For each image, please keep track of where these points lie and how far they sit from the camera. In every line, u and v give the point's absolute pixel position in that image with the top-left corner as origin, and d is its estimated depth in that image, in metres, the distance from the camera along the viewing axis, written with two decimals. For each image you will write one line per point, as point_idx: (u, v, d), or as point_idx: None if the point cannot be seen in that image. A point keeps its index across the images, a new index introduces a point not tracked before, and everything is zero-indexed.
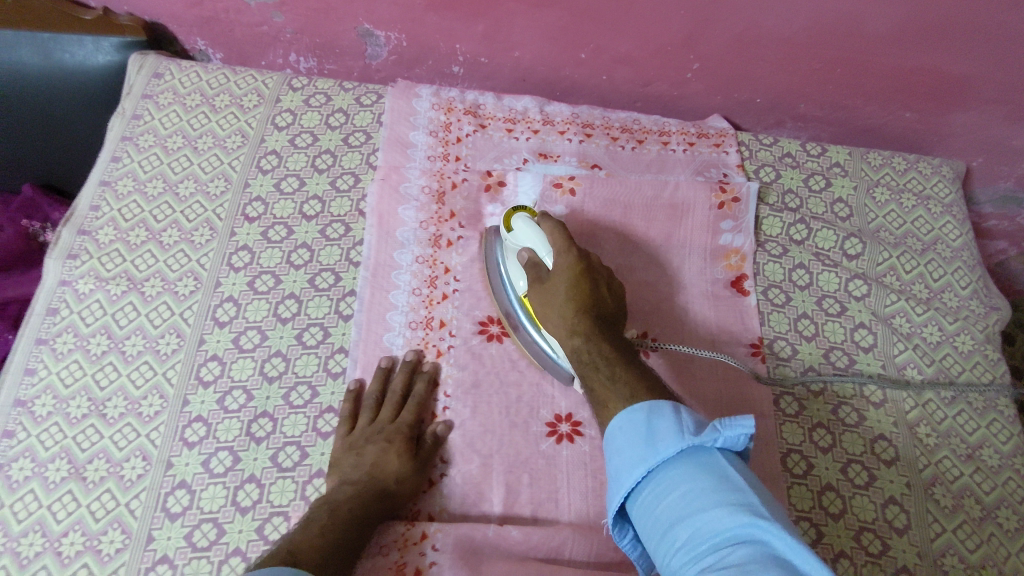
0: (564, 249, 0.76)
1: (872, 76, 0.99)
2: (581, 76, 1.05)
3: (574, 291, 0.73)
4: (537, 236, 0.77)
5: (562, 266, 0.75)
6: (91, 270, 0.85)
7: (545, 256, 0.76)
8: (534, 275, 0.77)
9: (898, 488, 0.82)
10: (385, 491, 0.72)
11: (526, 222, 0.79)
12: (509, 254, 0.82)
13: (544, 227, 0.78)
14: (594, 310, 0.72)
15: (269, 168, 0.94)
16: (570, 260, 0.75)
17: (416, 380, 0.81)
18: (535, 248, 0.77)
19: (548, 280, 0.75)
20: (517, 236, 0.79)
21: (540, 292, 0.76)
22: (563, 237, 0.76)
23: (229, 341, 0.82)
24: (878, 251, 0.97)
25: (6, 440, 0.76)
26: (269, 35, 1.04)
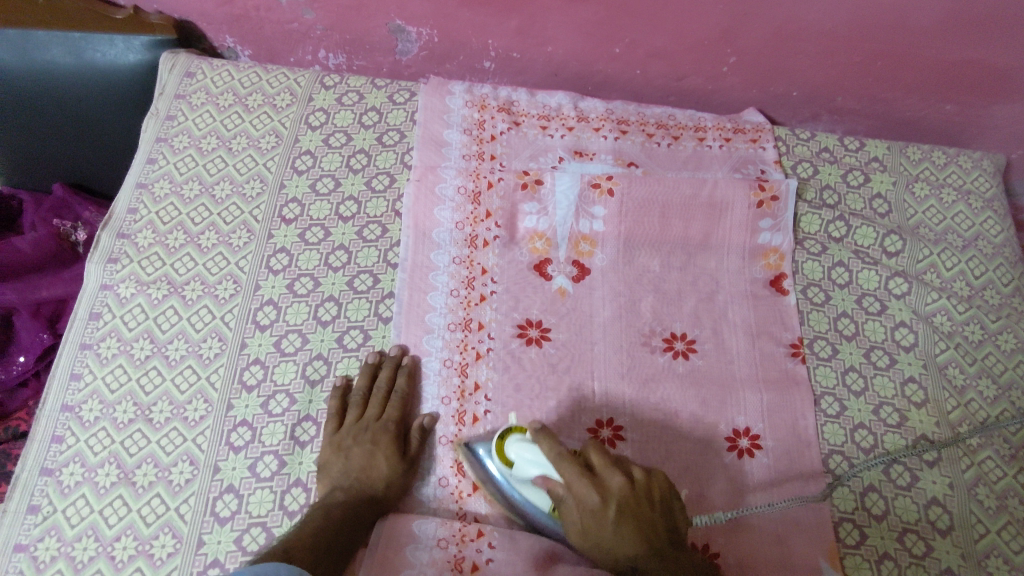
0: (586, 485, 0.63)
1: (913, 69, 0.97)
2: (615, 70, 1.04)
3: (621, 528, 0.62)
4: (543, 467, 0.67)
5: (589, 506, 0.63)
6: (132, 274, 0.86)
7: (560, 491, 0.65)
8: (563, 523, 0.67)
9: (941, 489, 0.81)
10: (374, 494, 0.73)
11: (526, 451, 0.69)
12: (517, 484, 0.71)
13: (541, 447, 0.67)
14: (643, 532, 0.62)
15: (304, 168, 0.95)
16: (595, 493, 0.63)
17: (399, 375, 0.80)
18: (546, 476, 0.67)
19: (583, 528, 0.64)
20: (521, 467, 0.69)
21: (576, 525, 0.65)
22: (569, 463, 0.65)
23: (271, 345, 0.82)
24: (919, 248, 0.96)
25: (56, 446, 0.77)
26: (298, 32, 1.03)
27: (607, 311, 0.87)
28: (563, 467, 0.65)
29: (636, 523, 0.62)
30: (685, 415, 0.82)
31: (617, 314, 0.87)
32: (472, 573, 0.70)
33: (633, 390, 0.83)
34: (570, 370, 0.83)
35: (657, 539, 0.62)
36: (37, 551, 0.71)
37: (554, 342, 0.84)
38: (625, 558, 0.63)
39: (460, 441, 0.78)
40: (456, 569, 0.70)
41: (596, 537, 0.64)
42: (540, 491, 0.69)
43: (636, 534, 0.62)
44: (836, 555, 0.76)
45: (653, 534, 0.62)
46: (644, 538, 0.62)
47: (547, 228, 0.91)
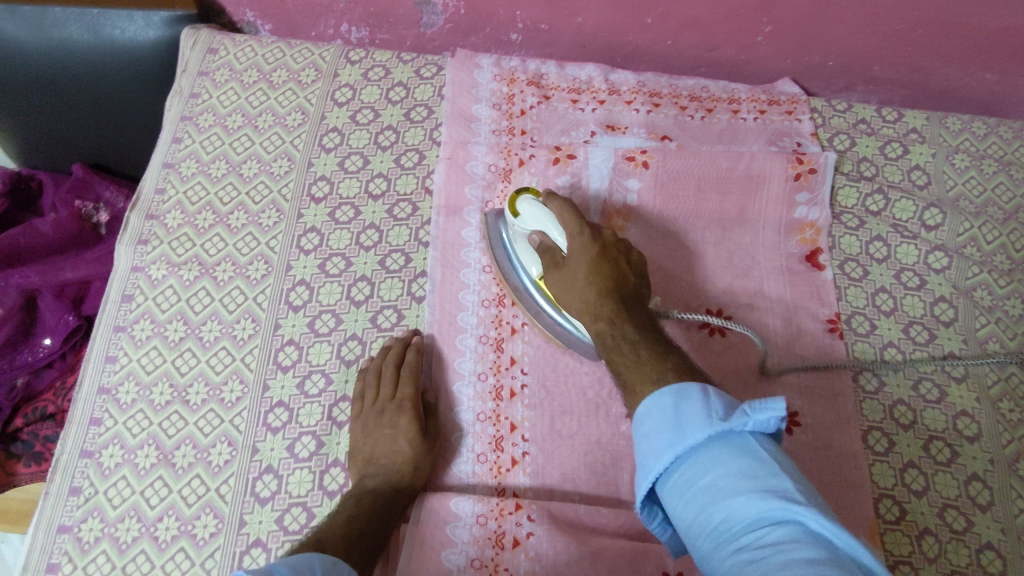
0: (578, 227, 0.71)
1: (956, 36, 0.95)
2: (645, 41, 1.01)
3: (591, 274, 0.69)
4: (546, 215, 0.73)
5: (578, 245, 0.71)
6: (162, 255, 0.85)
7: (556, 237, 0.72)
8: (549, 260, 0.73)
9: (982, 464, 0.80)
10: (403, 479, 0.71)
11: (534, 205, 0.74)
12: (517, 234, 0.78)
13: (551, 207, 0.73)
14: (601, 281, 0.69)
15: (332, 146, 0.93)
16: (583, 233, 0.71)
17: (408, 352, 0.79)
18: (544, 228, 0.73)
19: (564, 265, 0.72)
20: (524, 220, 0.75)
21: (557, 283, 0.72)
22: (572, 216, 0.72)
23: (305, 325, 0.82)
24: (959, 222, 0.94)
25: (95, 428, 0.76)
26: (321, 5, 1.01)
27: None
28: (565, 223, 0.72)
29: (609, 267, 0.70)
30: (725, 393, 0.81)
31: (653, 290, 0.86)
32: (513, 548, 0.69)
33: None
34: None
35: (620, 292, 0.69)
36: (81, 533, 0.72)
37: None
38: (587, 296, 0.69)
39: (499, 416, 0.77)
40: (497, 545, 0.70)
41: (573, 286, 0.70)
42: (535, 240, 0.75)
43: (599, 283, 0.69)
44: (876, 532, 0.75)
45: (612, 286, 0.69)
46: (610, 283, 0.69)
47: (580, 204, 0.89)
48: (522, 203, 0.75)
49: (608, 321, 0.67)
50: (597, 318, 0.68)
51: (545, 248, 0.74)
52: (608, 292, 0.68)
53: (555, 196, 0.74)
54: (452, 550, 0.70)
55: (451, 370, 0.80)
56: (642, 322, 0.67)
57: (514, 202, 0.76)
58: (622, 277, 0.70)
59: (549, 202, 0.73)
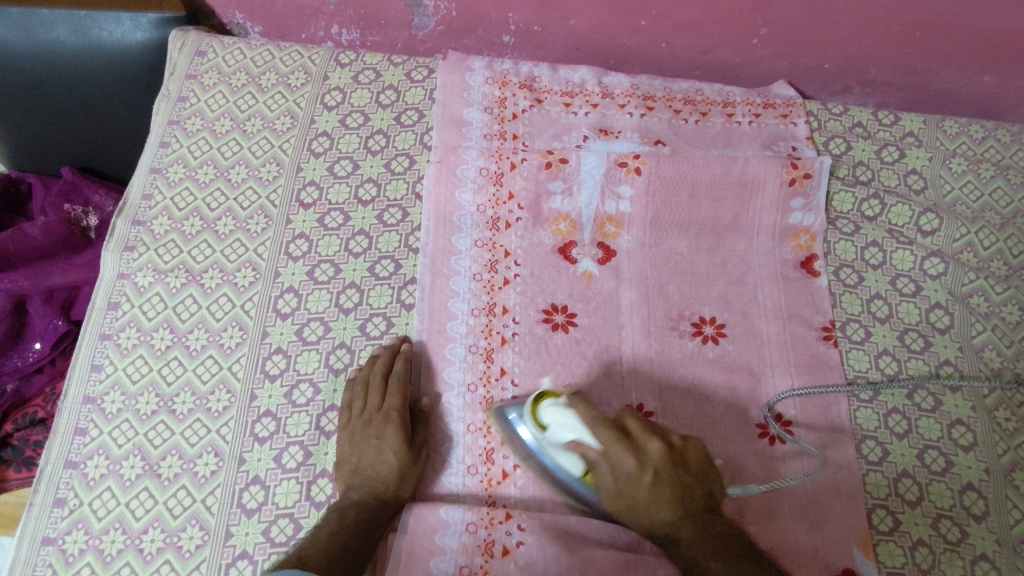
0: (618, 445, 0.64)
1: (953, 39, 0.93)
2: (639, 43, 1.00)
3: (664, 511, 0.64)
4: (578, 427, 0.66)
5: (625, 467, 0.64)
6: (149, 262, 0.84)
7: (596, 450, 0.65)
8: (600, 482, 0.66)
9: (977, 474, 0.79)
10: (388, 491, 0.71)
11: (562, 414, 0.66)
12: (546, 448, 0.69)
13: (577, 412, 0.66)
14: (677, 508, 0.64)
15: (321, 150, 0.92)
16: (629, 453, 0.64)
17: (396, 360, 0.78)
18: (581, 443, 0.66)
19: (619, 488, 0.65)
20: (555, 431, 0.67)
21: (616, 498, 0.66)
22: (605, 423, 0.65)
23: (293, 334, 0.81)
24: (955, 227, 0.92)
25: (80, 438, 0.76)
26: (311, 7, 1.00)
27: (634, 294, 0.85)
28: (601, 436, 0.65)
29: (672, 483, 0.65)
30: (716, 401, 0.80)
31: (646, 298, 0.85)
32: (502, 557, 0.68)
33: (663, 377, 0.81)
34: (598, 355, 0.81)
35: (691, 506, 0.65)
36: (65, 544, 0.71)
37: (580, 326, 0.83)
38: (660, 517, 0.64)
39: (489, 427, 0.77)
40: (486, 553, 0.69)
41: (634, 498, 0.65)
42: (572, 451, 0.67)
43: (669, 494, 0.64)
44: (869, 543, 0.74)
45: (682, 510, 0.64)
46: (678, 499, 0.64)
47: (571, 210, 0.88)
48: (550, 412, 0.67)
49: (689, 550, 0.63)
50: (676, 550, 0.63)
51: (588, 464, 0.67)
52: (683, 513, 0.64)
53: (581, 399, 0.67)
54: (441, 558, 0.69)
55: (441, 380, 0.79)
56: (724, 528, 0.63)
57: (536, 411, 0.69)
58: (691, 490, 0.65)
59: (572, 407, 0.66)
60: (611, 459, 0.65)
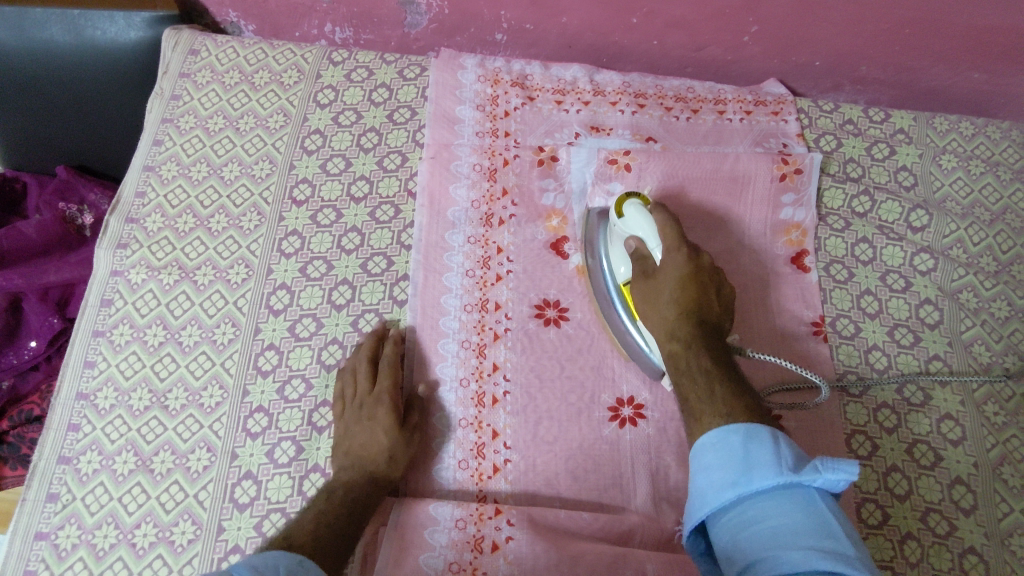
0: (677, 243, 0.73)
1: (942, 37, 0.94)
2: (631, 41, 1.00)
3: (679, 291, 0.71)
4: (651, 227, 0.74)
5: (675, 261, 0.72)
6: (142, 259, 0.85)
7: (654, 249, 0.74)
8: (641, 269, 0.74)
9: (966, 468, 0.79)
10: (379, 471, 0.71)
11: (642, 215, 0.75)
12: (611, 243, 0.79)
13: (657, 219, 0.75)
14: (687, 313, 0.70)
15: (314, 148, 0.92)
16: (680, 242, 0.73)
17: (388, 346, 0.79)
18: (643, 237, 0.75)
19: (655, 274, 0.73)
20: (628, 223, 0.76)
21: (643, 291, 0.74)
22: (674, 233, 0.73)
23: (285, 330, 0.81)
24: (945, 223, 0.93)
25: (73, 434, 0.76)
26: (304, 6, 1.00)
27: None
28: (667, 242, 0.73)
29: (698, 291, 0.71)
30: None
31: None
32: (492, 553, 0.69)
33: None
34: (590, 350, 0.82)
35: (704, 325, 0.70)
36: (58, 539, 0.71)
37: (572, 322, 0.83)
38: (670, 322, 0.71)
39: (481, 422, 0.77)
40: (475, 549, 0.69)
41: (654, 320, 0.73)
42: (631, 249, 0.77)
43: (687, 310, 0.71)
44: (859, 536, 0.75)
45: (693, 321, 0.70)
46: (694, 304, 0.71)
47: (563, 206, 0.89)
48: (630, 208, 0.76)
49: (683, 344, 0.69)
50: (675, 335, 0.70)
51: (638, 258, 0.75)
52: (689, 314, 0.70)
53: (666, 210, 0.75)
54: (431, 554, 0.69)
55: (433, 375, 0.79)
56: (718, 350, 0.69)
57: (623, 203, 0.78)
58: (709, 306, 0.71)
59: (653, 215, 0.75)
60: (663, 256, 0.73)
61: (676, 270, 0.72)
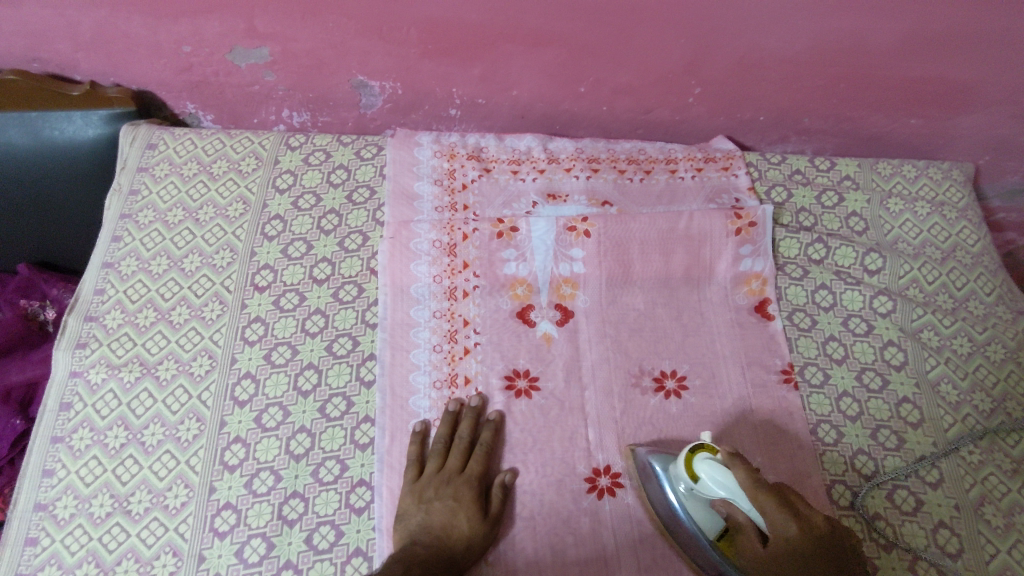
0: (778, 509, 0.63)
1: (876, 88, 0.98)
2: (581, 109, 1.03)
3: (808, 561, 0.62)
4: (733, 487, 0.66)
5: (788, 536, 0.62)
6: (102, 358, 0.83)
7: (744, 510, 0.66)
8: (743, 539, 0.67)
9: (948, 511, 0.79)
10: (455, 556, 0.69)
11: (718, 472, 0.67)
12: (689, 500, 0.72)
13: (734, 473, 0.66)
14: (821, 574, 0.61)
15: (274, 234, 0.93)
16: (794, 521, 0.63)
17: (483, 429, 0.79)
18: (732, 499, 0.66)
19: (768, 548, 0.64)
20: (708, 486, 0.68)
21: (759, 570, 0.64)
22: (765, 493, 0.64)
23: (251, 421, 0.80)
24: (899, 265, 0.95)
25: (30, 548, 0.73)
26: (260, 94, 1.02)
27: (595, 355, 0.85)
28: (761, 501, 0.64)
29: (828, 561, 0.62)
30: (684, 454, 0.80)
31: (605, 358, 0.85)
32: None
33: (628, 437, 0.80)
34: (563, 419, 0.81)
35: None
36: None
37: (543, 391, 0.83)
38: None
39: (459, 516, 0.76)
40: None
41: (774, 567, 0.63)
42: (720, 509, 0.69)
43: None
44: None
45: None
46: None
47: (527, 274, 0.89)
48: (703, 465, 0.68)
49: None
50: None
51: (733, 523, 0.68)
52: None
53: (740, 461, 0.66)
54: None
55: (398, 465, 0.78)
56: None
57: (693, 458, 0.70)
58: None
59: (731, 472, 0.66)
60: (768, 530, 0.64)
61: (792, 542, 0.62)
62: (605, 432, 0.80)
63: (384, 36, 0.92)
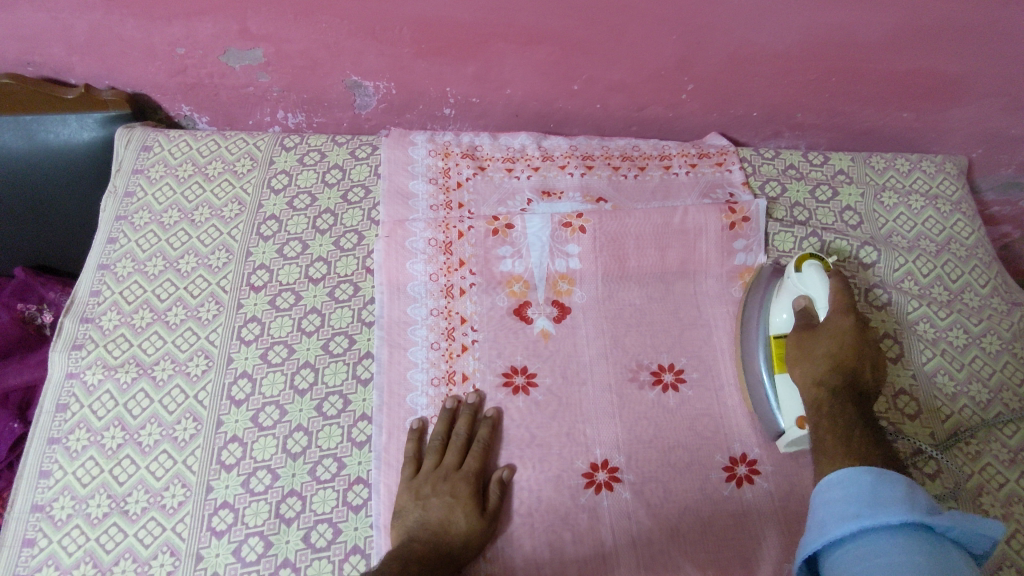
0: (846, 307, 0.73)
1: (867, 82, 0.98)
2: (575, 107, 1.04)
3: (842, 345, 0.72)
4: (826, 288, 0.76)
5: (841, 322, 0.73)
6: (98, 359, 0.83)
7: (820, 312, 0.76)
8: (800, 325, 0.76)
9: (945, 502, 0.79)
10: (453, 552, 0.69)
11: (820, 276, 0.76)
12: (784, 289, 0.81)
13: (835, 280, 0.76)
14: (838, 368, 0.71)
15: (270, 233, 0.93)
16: (850, 319, 0.73)
17: (480, 426, 0.79)
18: (814, 300, 0.76)
19: (818, 328, 0.74)
20: (804, 281, 0.78)
21: (795, 351, 0.75)
22: (846, 298, 0.74)
23: (248, 420, 0.80)
24: (894, 257, 0.96)
25: (28, 549, 0.73)
26: (255, 95, 1.03)
27: (592, 350, 0.86)
28: (835, 296, 0.75)
29: (856, 356, 0.72)
30: (681, 450, 0.80)
31: (602, 351, 0.85)
32: None
33: (626, 431, 0.80)
34: (560, 415, 0.81)
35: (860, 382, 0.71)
36: None
37: (540, 387, 0.83)
38: (818, 369, 0.72)
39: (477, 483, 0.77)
40: None
41: (819, 338, 0.73)
42: (797, 304, 0.78)
43: (837, 367, 0.71)
44: None
45: (842, 373, 0.71)
46: (849, 369, 0.71)
47: (523, 271, 0.89)
48: (809, 267, 0.78)
49: (830, 393, 0.70)
50: (821, 387, 0.71)
51: (801, 316, 0.77)
52: (842, 369, 0.71)
53: (840, 275, 0.77)
54: None
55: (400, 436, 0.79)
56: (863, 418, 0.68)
57: (803, 261, 0.80)
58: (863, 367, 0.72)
59: (832, 278, 0.76)
60: (827, 315, 0.75)
61: (840, 329, 0.72)
62: (602, 426, 0.81)
63: (376, 36, 0.92)
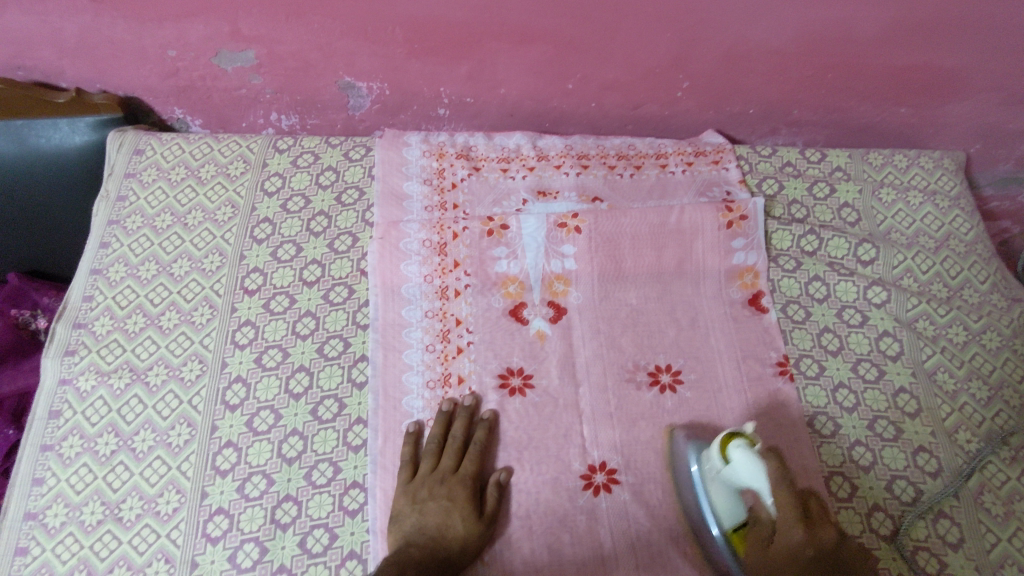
0: (795, 517, 0.62)
1: (864, 78, 0.98)
2: (570, 106, 1.03)
3: (809, 573, 0.60)
4: (759, 480, 0.65)
5: (793, 540, 0.61)
6: (91, 364, 0.83)
7: (766, 505, 0.65)
8: (757, 531, 0.66)
9: (948, 501, 0.78)
10: (451, 556, 0.68)
11: (748, 462, 0.66)
12: (716, 483, 0.70)
13: (768, 468, 0.65)
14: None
15: (263, 237, 0.92)
16: (801, 529, 0.61)
17: (477, 428, 0.78)
18: (756, 491, 0.66)
19: (772, 544, 0.64)
20: (735, 470, 0.67)
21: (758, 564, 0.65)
22: (789, 495, 0.63)
23: (242, 426, 0.79)
24: (892, 255, 0.95)
25: (21, 558, 0.72)
26: (248, 98, 1.02)
27: (588, 351, 0.85)
28: (780, 500, 0.63)
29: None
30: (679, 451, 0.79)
31: (598, 354, 0.85)
32: None
33: (624, 433, 0.80)
34: (557, 417, 0.80)
35: None
36: None
37: (536, 389, 0.82)
38: None
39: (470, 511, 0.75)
40: None
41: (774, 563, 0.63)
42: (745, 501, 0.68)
43: None
44: None
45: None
46: None
47: (518, 272, 0.88)
48: (735, 451, 0.67)
49: None
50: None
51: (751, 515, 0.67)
52: None
53: (775, 459, 0.65)
54: None
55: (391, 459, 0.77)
56: None
57: (727, 444, 0.69)
58: None
59: (763, 465, 0.65)
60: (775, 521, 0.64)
61: (792, 555, 0.61)
62: (600, 428, 0.80)
63: (368, 36, 0.92)
